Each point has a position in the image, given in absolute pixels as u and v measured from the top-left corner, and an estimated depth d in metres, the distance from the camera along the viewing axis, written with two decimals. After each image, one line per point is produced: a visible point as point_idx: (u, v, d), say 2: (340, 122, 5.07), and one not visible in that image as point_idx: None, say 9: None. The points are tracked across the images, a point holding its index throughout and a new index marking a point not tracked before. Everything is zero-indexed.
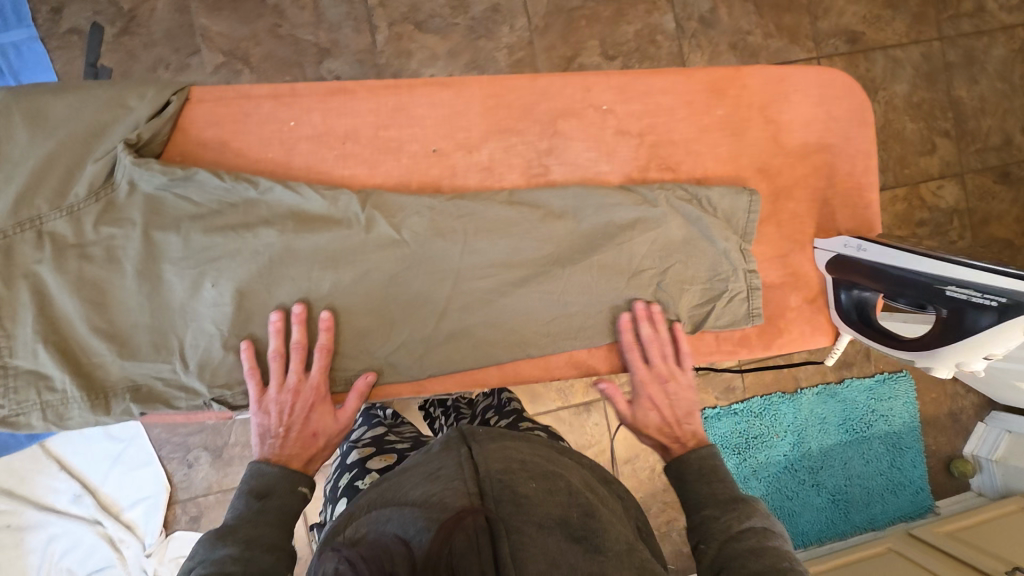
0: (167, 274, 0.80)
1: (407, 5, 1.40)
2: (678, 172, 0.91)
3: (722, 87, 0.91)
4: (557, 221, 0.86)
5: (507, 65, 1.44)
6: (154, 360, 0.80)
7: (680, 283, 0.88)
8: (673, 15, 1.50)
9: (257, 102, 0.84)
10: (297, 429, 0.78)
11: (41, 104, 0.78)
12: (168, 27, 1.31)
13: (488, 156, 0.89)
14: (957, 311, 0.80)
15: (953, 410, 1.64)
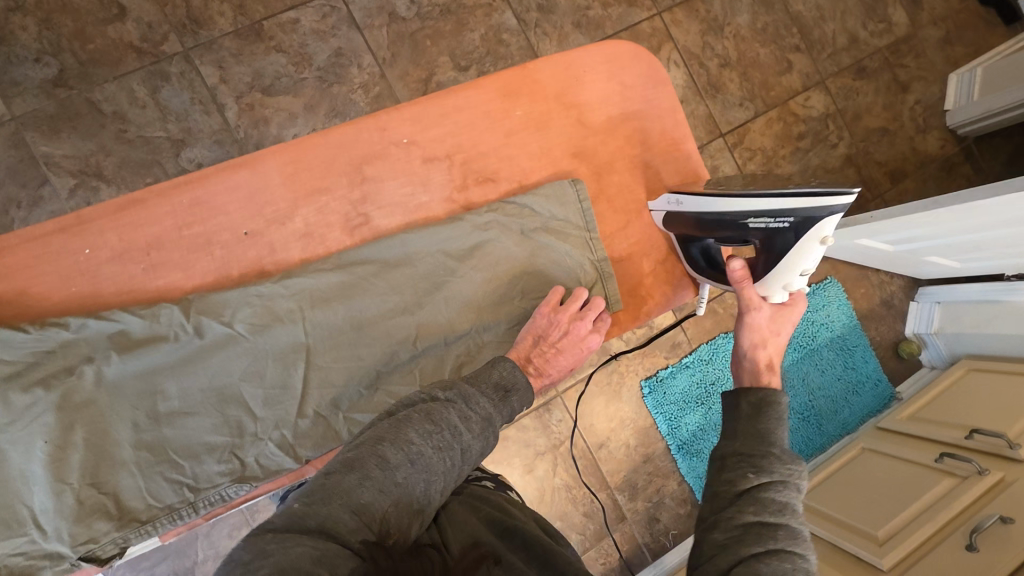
0: (3, 445, 0.78)
1: (250, 74, 1.39)
2: (500, 181, 0.95)
3: (513, 89, 0.95)
4: (396, 269, 0.90)
5: (367, 103, 1.44)
6: (8, 536, 0.77)
7: (531, 294, 0.93)
8: (512, 11, 1.52)
9: (44, 240, 0.85)
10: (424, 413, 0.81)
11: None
12: (8, 166, 1.26)
13: (304, 221, 0.91)
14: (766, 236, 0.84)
15: (884, 297, 1.71)
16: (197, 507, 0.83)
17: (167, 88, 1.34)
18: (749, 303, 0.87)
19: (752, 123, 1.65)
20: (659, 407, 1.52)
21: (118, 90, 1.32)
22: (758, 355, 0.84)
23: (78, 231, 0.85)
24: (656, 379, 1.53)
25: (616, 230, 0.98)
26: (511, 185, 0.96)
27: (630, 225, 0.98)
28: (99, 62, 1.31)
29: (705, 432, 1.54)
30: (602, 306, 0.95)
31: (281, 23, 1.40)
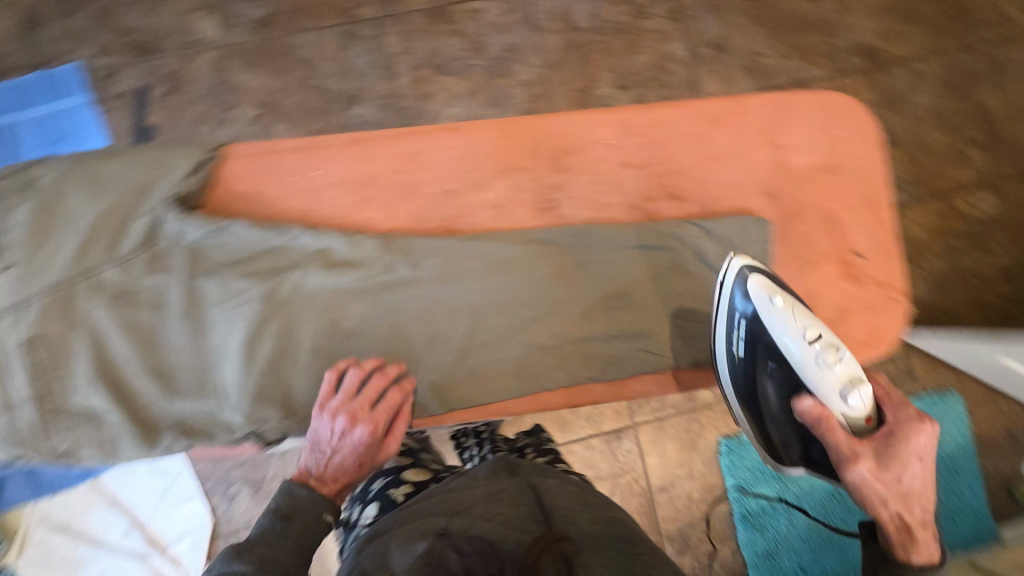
0: (208, 321, 1.01)
1: (427, 51, 1.47)
2: (690, 201, 1.09)
3: (719, 117, 1.11)
4: (558, 262, 1.05)
5: (525, 101, 1.49)
6: (197, 397, 0.99)
7: (666, 314, 1.06)
8: (685, 42, 1.53)
9: (283, 157, 1.09)
10: (339, 451, 0.92)
11: (93, 176, 1.01)
12: (209, 86, 1.42)
13: (495, 195, 1.10)
14: (778, 360, 0.98)
15: (1011, 429, 1.55)
16: (349, 417, 0.99)
17: (354, 48, 1.45)
18: (850, 446, 0.85)
19: (908, 209, 1.56)
20: (733, 469, 1.46)
21: (313, 41, 1.44)
22: (891, 511, 0.80)
23: (315, 151, 1.09)
24: (737, 441, 1.47)
25: (786, 265, 1.08)
26: (701, 206, 1.09)
27: (809, 273, 1.08)
28: (304, 13, 1.44)
29: (775, 508, 1.45)
30: (720, 354, 1.06)
31: (467, 10, 1.48)
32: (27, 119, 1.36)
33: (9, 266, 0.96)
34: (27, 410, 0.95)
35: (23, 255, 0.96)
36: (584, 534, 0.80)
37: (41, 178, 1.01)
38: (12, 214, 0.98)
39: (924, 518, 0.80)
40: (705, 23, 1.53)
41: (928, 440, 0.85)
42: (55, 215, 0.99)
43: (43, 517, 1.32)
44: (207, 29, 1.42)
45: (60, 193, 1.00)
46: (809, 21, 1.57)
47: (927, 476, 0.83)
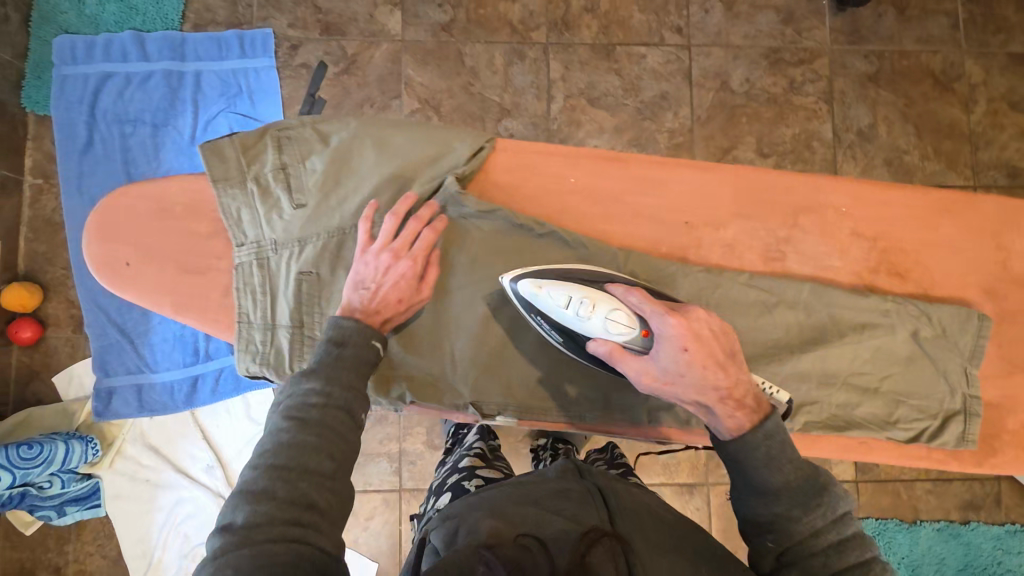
0: (457, 287, 0.86)
1: (585, 82, 1.54)
2: (909, 282, 0.84)
3: (956, 207, 0.85)
4: (789, 311, 0.81)
5: (666, 147, 1.54)
6: (429, 361, 0.85)
7: (900, 396, 0.80)
8: (832, 124, 1.56)
9: (547, 157, 0.89)
10: (384, 287, 0.80)
11: (385, 132, 0.86)
12: (379, 73, 1.50)
13: (733, 235, 0.85)
14: (566, 334, 0.80)
15: None
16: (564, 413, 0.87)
17: (518, 66, 1.53)
18: (645, 369, 0.73)
19: None
20: None
21: (483, 52, 1.53)
22: (718, 398, 0.72)
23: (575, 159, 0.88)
24: None
25: (993, 376, 0.84)
26: (920, 294, 0.83)
27: (1014, 378, 0.84)
28: (480, 25, 1.53)
29: None
30: (958, 442, 0.80)
31: (630, 53, 1.55)
32: (214, 70, 1.46)
33: (308, 206, 0.84)
34: (286, 335, 0.83)
35: (317, 188, 0.84)
36: (648, 543, 0.74)
37: (328, 135, 0.86)
38: (296, 140, 0.85)
39: (721, 396, 0.73)
40: (855, 111, 1.57)
41: (688, 324, 0.72)
42: (347, 165, 0.85)
43: (138, 435, 1.40)
44: (391, 23, 1.52)
45: (321, 135, 0.86)
46: (957, 129, 1.58)
47: (710, 348, 0.72)
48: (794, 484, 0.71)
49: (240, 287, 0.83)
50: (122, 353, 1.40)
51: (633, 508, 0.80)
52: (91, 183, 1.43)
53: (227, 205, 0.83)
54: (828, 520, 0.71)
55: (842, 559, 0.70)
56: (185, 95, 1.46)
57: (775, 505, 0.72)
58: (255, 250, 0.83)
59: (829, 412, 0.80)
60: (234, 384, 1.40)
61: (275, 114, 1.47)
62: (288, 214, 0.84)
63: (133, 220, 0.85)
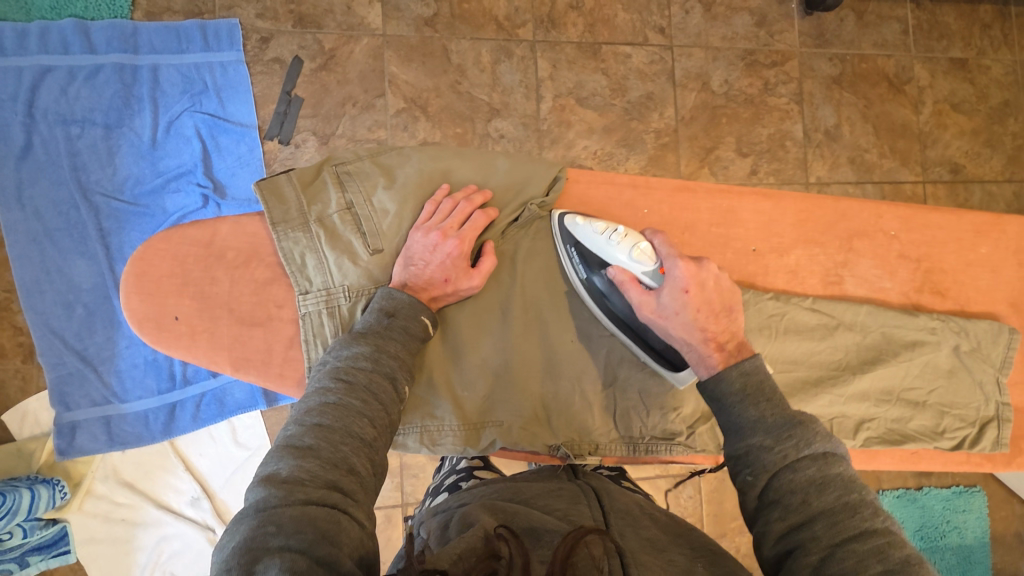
0: (541, 323, 0.83)
1: (573, 82, 1.52)
2: (947, 299, 0.89)
3: (986, 228, 0.89)
4: (846, 333, 0.84)
5: (653, 147, 1.55)
6: (516, 401, 0.81)
7: (944, 406, 0.85)
8: (803, 125, 1.64)
9: (619, 188, 0.86)
10: (432, 268, 0.76)
11: (453, 165, 0.82)
12: (362, 70, 1.42)
13: (795, 260, 0.87)
14: (592, 271, 0.79)
15: (1020, 530, 1.70)
16: (641, 448, 0.85)
17: (506, 64, 1.49)
18: (647, 300, 0.76)
19: None
20: None
21: (469, 49, 1.47)
22: (702, 338, 0.75)
23: (647, 191, 0.85)
24: None
25: (1017, 382, 0.89)
26: (958, 310, 0.89)
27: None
28: (465, 20, 1.47)
29: None
30: (992, 444, 0.85)
31: (616, 53, 1.55)
32: (174, 65, 1.32)
33: (382, 248, 0.78)
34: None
35: (389, 227, 0.78)
36: (644, 543, 0.62)
37: (394, 170, 0.81)
38: (357, 176, 0.79)
39: (706, 337, 0.75)
40: (822, 111, 1.66)
41: (696, 272, 0.77)
42: (419, 202, 0.80)
43: (110, 472, 1.26)
44: (371, 16, 1.42)
45: (384, 169, 0.81)
46: (908, 129, 1.71)
47: (708, 297, 0.76)
48: (769, 420, 0.66)
49: (310, 340, 0.75)
50: (84, 383, 1.25)
51: (626, 506, 0.68)
52: (34, 194, 1.26)
53: (290, 250, 0.75)
54: (806, 457, 0.62)
55: (825, 498, 0.59)
56: (142, 91, 1.31)
57: (750, 438, 0.66)
58: (324, 298, 0.76)
59: (885, 426, 0.84)
60: (219, 407, 1.27)
61: (248, 113, 1.35)
62: (359, 257, 0.77)
63: (178, 268, 0.76)
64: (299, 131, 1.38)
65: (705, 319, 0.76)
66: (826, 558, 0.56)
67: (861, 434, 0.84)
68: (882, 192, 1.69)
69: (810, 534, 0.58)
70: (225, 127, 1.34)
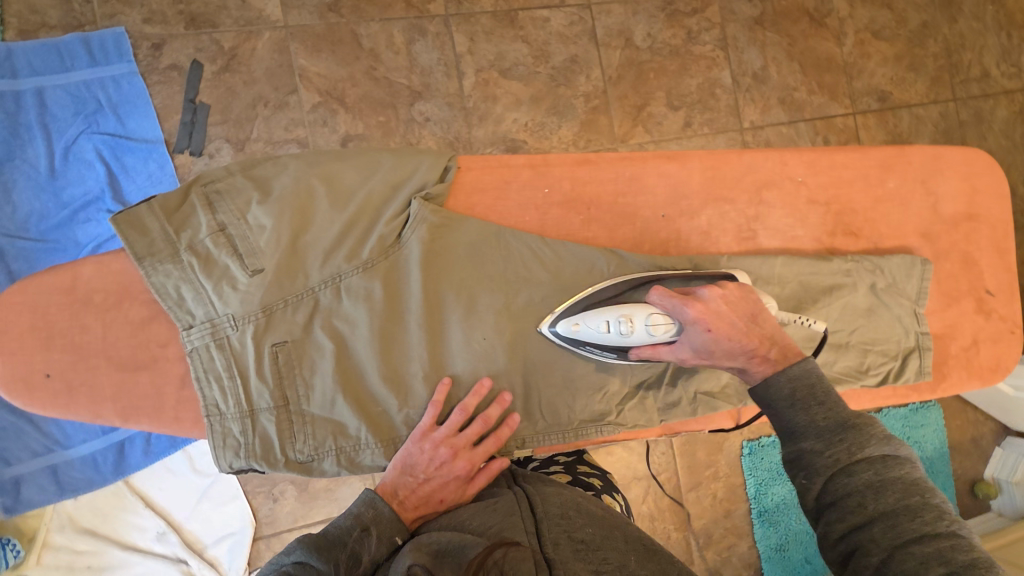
0: (449, 326, 0.81)
1: (493, 53, 1.47)
2: (861, 239, 0.91)
3: (890, 163, 0.91)
4: (765, 288, 0.84)
5: (583, 112, 1.53)
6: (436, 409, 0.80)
7: (866, 345, 0.87)
8: (730, 71, 1.63)
9: (516, 171, 0.86)
10: (432, 480, 0.76)
11: (331, 169, 0.78)
12: (268, 67, 1.34)
13: (706, 221, 0.89)
14: (619, 351, 0.81)
15: (974, 436, 1.80)
16: (572, 435, 0.85)
17: (421, 43, 1.43)
18: (684, 354, 0.77)
19: None
20: (753, 471, 1.59)
21: (380, 32, 1.41)
22: (746, 358, 0.75)
23: (544, 172, 0.86)
24: (757, 444, 1.61)
25: (934, 310, 0.92)
26: (871, 247, 0.90)
27: (951, 308, 0.92)
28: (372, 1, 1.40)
29: (787, 507, 1.62)
30: (916, 374, 0.88)
31: (533, 18, 1.50)
32: (59, 85, 1.23)
33: (262, 268, 0.74)
34: (268, 417, 0.75)
35: (267, 244, 0.75)
36: (575, 550, 0.67)
37: (272, 182, 0.77)
38: (227, 194, 0.75)
39: (750, 354, 0.75)
40: (748, 54, 1.65)
41: (707, 307, 0.75)
42: (303, 213, 0.76)
43: (66, 521, 1.22)
44: (269, 8, 1.34)
45: (262, 183, 0.77)
46: (834, 62, 1.72)
47: (729, 320, 0.76)
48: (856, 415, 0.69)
49: (202, 376, 0.74)
50: (21, 435, 1.18)
51: (562, 504, 0.73)
52: None
53: (162, 284, 0.73)
54: (865, 457, 0.66)
55: (883, 502, 0.63)
56: (29, 118, 1.21)
57: (806, 441, 0.69)
58: (209, 330, 0.74)
59: None
60: (170, 439, 1.24)
61: (150, 128, 1.27)
62: (238, 281, 0.74)
63: (41, 322, 0.74)
64: (210, 140, 1.31)
65: (756, 338, 0.76)
66: (884, 560, 0.62)
67: None
68: (815, 128, 1.70)
69: (869, 535, 0.63)
70: (128, 146, 1.26)
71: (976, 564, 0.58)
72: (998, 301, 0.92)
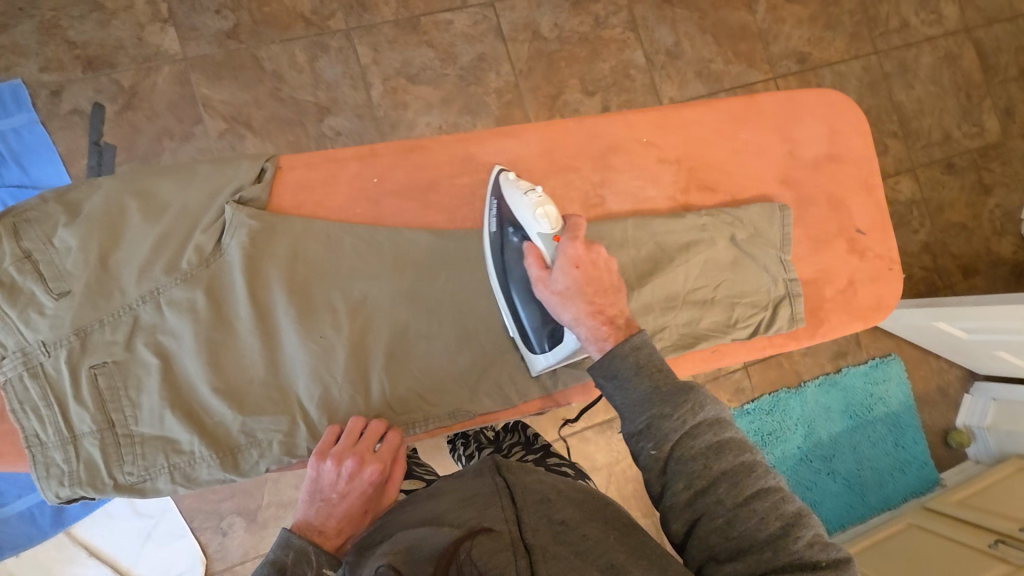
0: (282, 327, 0.82)
1: (399, 61, 1.48)
2: (719, 192, 0.96)
3: (744, 115, 0.98)
4: (620, 251, 0.88)
5: (497, 108, 1.53)
6: (274, 414, 0.79)
7: (734, 296, 0.91)
8: (642, 50, 1.63)
9: (343, 164, 0.89)
10: (347, 499, 0.76)
11: (143, 185, 0.82)
12: (171, 100, 1.35)
13: (550, 192, 0.93)
14: (501, 226, 0.86)
15: (941, 384, 1.77)
16: (428, 422, 0.84)
17: (324, 60, 1.43)
18: (542, 273, 0.80)
19: None
20: None
21: (281, 52, 1.41)
22: (592, 312, 0.77)
23: (374, 160, 0.90)
24: None
25: (807, 256, 0.97)
26: (729, 201, 0.96)
27: (824, 252, 0.98)
28: (270, 24, 1.41)
29: None
30: (788, 319, 0.91)
31: (436, 22, 1.50)
32: None
33: (69, 290, 0.76)
34: (91, 441, 0.75)
35: (74, 265, 0.77)
36: (553, 533, 0.65)
37: (83, 203, 0.80)
38: (38, 221, 0.78)
39: (592, 308, 0.77)
40: (659, 32, 1.65)
41: (585, 253, 0.79)
42: (117, 231, 0.79)
43: None
44: (166, 42, 1.35)
45: (75, 205, 0.80)
46: (747, 30, 1.72)
47: (596, 277, 0.79)
48: (663, 389, 0.69)
49: (19, 407, 0.74)
50: None
51: (542, 488, 0.71)
52: None
53: None
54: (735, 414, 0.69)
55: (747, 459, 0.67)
56: None
57: (651, 408, 0.69)
58: (22, 359, 0.75)
59: (678, 333, 0.88)
60: None
61: (55, 174, 1.28)
62: (46, 306, 0.76)
63: None
64: None
65: (592, 299, 0.77)
66: (730, 521, 0.64)
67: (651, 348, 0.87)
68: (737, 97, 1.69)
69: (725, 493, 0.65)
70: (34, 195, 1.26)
71: (802, 514, 0.65)
72: (867, 240, 0.99)
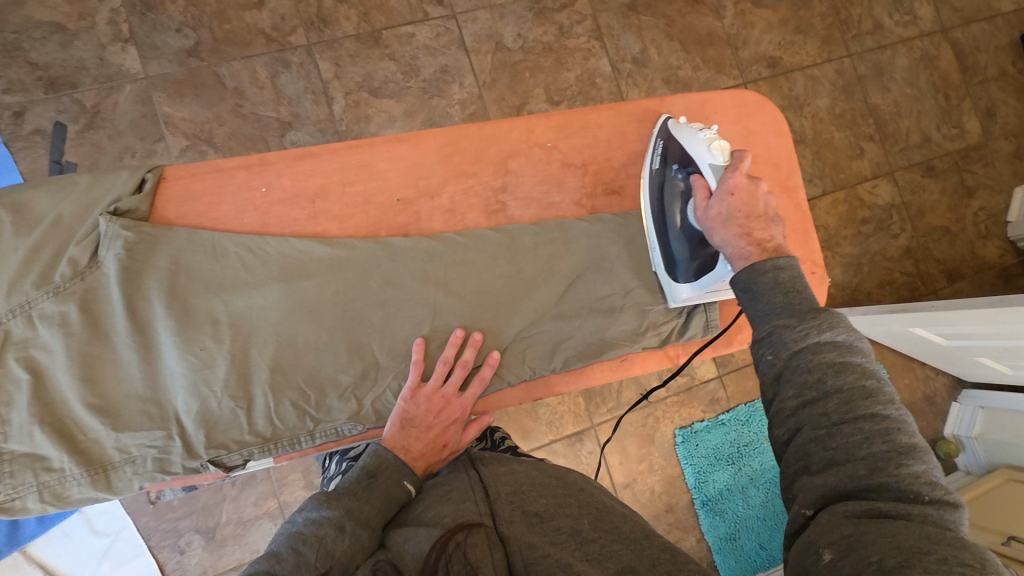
0: (162, 341, 0.82)
1: (361, 75, 1.48)
2: (625, 197, 0.97)
3: (649, 117, 0.97)
4: (520, 257, 0.91)
5: (461, 119, 1.52)
6: (150, 429, 0.80)
7: (644, 305, 0.94)
8: (608, 59, 1.62)
9: (230, 173, 0.86)
10: (431, 432, 0.82)
11: (17, 198, 0.80)
12: (132, 118, 1.36)
13: (449, 199, 0.92)
14: (665, 163, 0.90)
15: (928, 393, 1.72)
16: (314, 437, 0.84)
17: (286, 75, 1.44)
18: (701, 202, 0.83)
19: (819, 200, 1.73)
20: (689, 459, 1.54)
21: (242, 69, 1.42)
22: (745, 233, 0.78)
23: (260, 169, 0.87)
24: (690, 431, 1.55)
25: None
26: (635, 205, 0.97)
27: None
28: (231, 42, 1.42)
29: (732, 493, 1.55)
30: (701, 326, 0.96)
31: (398, 35, 1.51)
32: None
33: None
34: None
35: None
36: (526, 519, 0.65)
37: None
38: None
39: (746, 230, 0.78)
40: (625, 40, 1.64)
41: (749, 185, 0.81)
42: None
43: None
44: (127, 62, 1.37)
45: None
46: (716, 36, 1.70)
47: (755, 208, 0.80)
48: (796, 305, 0.66)
49: None
50: None
51: (515, 480, 0.71)
52: None
53: None
54: (827, 341, 0.62)
55: (845, 379, 0.59)
56: None
57: (778, 318, 0.66)
58: None
59: (583, 341, 0.92)
60: None
61: None
62: None
63: None
64: None
65: (752, 223, 0.79)
66: (831, 432, 0.57)
67: (557, 357, 0.91)
68: None
69: (823, 410, 0.59)
70: None
71: (916, 447, 0.56)
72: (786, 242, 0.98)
